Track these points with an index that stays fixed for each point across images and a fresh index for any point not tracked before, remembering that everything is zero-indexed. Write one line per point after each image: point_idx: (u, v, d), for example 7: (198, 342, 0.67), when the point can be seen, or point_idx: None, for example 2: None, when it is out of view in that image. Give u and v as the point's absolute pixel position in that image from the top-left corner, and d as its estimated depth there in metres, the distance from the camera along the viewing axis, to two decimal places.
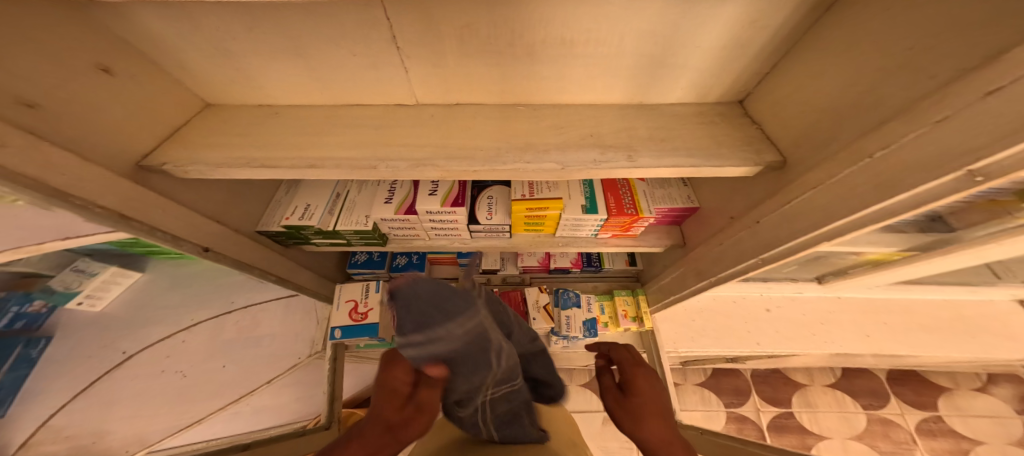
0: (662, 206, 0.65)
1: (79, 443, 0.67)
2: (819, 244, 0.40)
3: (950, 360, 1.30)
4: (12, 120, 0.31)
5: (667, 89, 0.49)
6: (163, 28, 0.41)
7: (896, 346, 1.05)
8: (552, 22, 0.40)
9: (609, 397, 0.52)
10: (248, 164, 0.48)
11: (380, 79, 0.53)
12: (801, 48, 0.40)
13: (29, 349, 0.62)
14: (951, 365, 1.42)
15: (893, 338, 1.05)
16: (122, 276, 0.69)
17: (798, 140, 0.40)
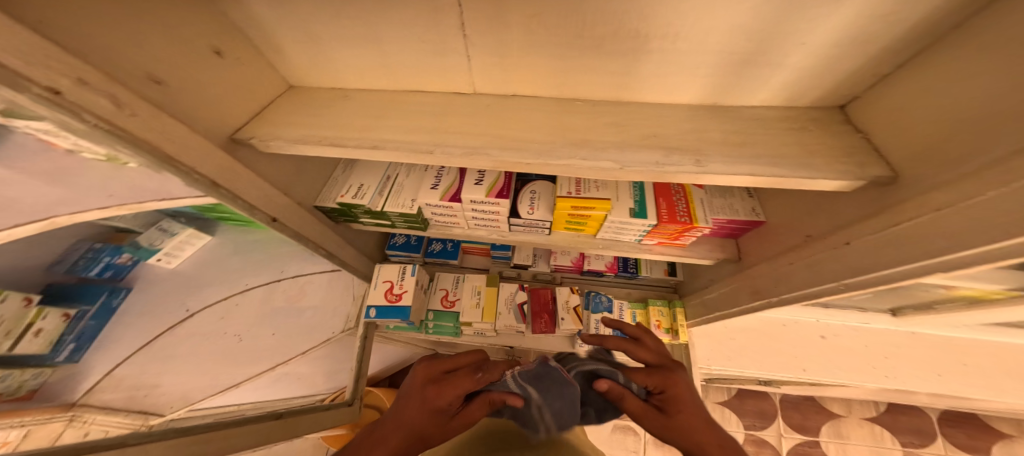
0: (720, 216, 0.60)
1: (137, 399, 0.66)
2: (928, 277, 0.33)
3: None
4: (144, 95, 0.35)
5: (748, 90, 0.45)
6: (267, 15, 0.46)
7: (971, 389, 0.97)
8: (631, 13, 0.37)
9: (636, 406, 0.46)
10: (320, 142, 0.52)
11: (444, 66, 0.54)
12: (947, 44, 0.34)
13: (113, 299, 0.56)
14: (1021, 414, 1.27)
15: (970, 382, 0.96)
16: (195, 238, 0.66)
17: (919, 152, 0.35)
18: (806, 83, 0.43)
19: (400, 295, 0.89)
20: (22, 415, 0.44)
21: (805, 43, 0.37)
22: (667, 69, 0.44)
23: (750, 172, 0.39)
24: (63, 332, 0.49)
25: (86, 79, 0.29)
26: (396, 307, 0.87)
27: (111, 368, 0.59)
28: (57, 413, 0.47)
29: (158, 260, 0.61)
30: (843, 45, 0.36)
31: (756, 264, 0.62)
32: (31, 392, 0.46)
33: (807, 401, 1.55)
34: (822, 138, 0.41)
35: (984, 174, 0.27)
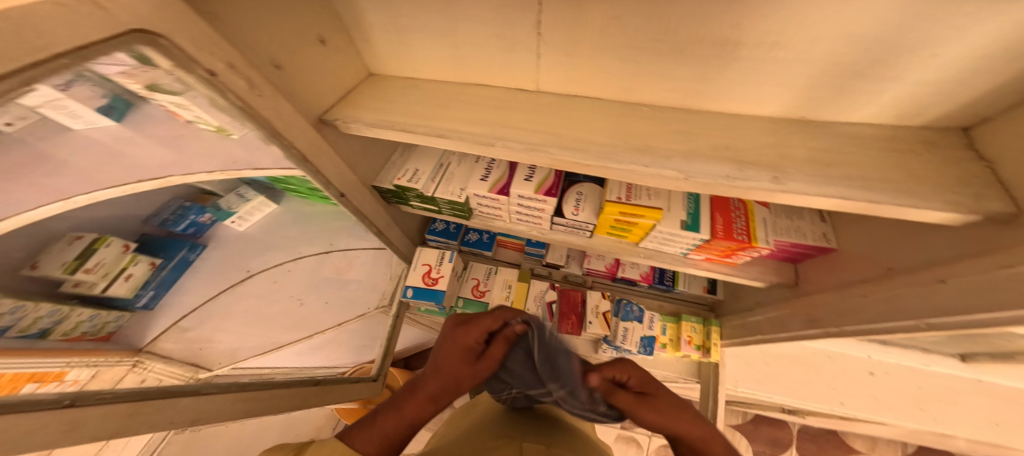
0: (783, 238, 0.57)
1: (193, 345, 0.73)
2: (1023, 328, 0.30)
3: None
4: (268, 78, 0.41)
5: (843, 106, 0.41)
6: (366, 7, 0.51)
7: None
8: (723, 19, 0.36)
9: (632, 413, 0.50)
10: (391, 127, 0.55)
11: (512, 63, 0.56)
12: None
13: (190, 254, 0.73)
14: None
15: None
16: (263, 206, 0.86)
17: None
18: (916, 104, 0.39)
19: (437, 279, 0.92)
20: (105, 353, 0.57)
21: (938, 55, 0.32)
22: (751, 79, 0.42)
23: (836, 195, 0.36)
24: (147, 275, 0.64)
25: (234, 64, 0.35)
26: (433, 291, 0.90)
27: (184, 317, 0.73)
28: (126, 356, 0.60)
29: (232, 221, 0.81)
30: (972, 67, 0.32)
31: (817, 292, 0.58)
32: (109, 334, 0.61)
33: (826, 434, 1.46)
34: (927, 164, 0.37)
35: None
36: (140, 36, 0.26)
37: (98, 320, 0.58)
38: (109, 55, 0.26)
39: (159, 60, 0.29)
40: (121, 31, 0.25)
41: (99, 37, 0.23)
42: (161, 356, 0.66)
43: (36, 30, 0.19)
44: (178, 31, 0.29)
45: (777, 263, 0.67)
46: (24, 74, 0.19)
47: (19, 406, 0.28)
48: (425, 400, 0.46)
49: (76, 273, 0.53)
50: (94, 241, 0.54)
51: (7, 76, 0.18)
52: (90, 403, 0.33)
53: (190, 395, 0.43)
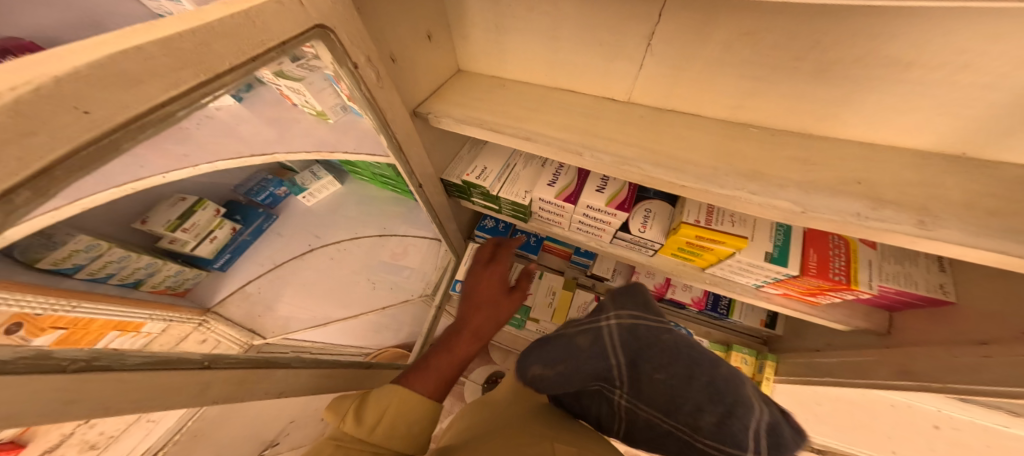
0: (890, 285, 0.52)
1: (251, 312, 0.78)
2: None
3: None
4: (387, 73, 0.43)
5: (1008, 145, 0.37)
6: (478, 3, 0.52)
7: None
8: (887, 37, 0.33)
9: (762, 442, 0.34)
10: (481, 125, 0.55)
11: (610, 72, 0.54)
12: None
13: (263, 223, 0.87)
14: None
15: None
16: (330, 185, 0.96)
17: None
18: None
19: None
20: (178, 309, 0.63)
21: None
22: (903, 105, 0.39)
23: (994, 247, 0.33)
24: (229, 239, 0.77)
25: (372, 58, 0.37)
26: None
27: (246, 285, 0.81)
28: (195, 315, 0.66)
29: (304, 196, 0.93)
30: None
31: (918, 345, 0.53)
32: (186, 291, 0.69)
33: None
34: None
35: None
36: (319, 31, 0.29)
37: (182, 275, 0.66)
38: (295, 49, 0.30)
39: (324, 54, 0.32)
40: (308, 27, 0.28)
41: (294, 33, 0.26)
42: (224, 319, 0.71)
43: (263, 29, 0.23)
44: (342, 26, 0.31)
45: (866, 308, 0.62)
46: (247, 65, 0.23)
47: (175, 363, 0.31)
48: (458, 357, 0.53)
49: (176, 231, 0.64)
50: (195, 204, 0.70)
51: (239, 68, 0.23)
52: (220, 367, 0.36)
53: (282, 368, 0.46)
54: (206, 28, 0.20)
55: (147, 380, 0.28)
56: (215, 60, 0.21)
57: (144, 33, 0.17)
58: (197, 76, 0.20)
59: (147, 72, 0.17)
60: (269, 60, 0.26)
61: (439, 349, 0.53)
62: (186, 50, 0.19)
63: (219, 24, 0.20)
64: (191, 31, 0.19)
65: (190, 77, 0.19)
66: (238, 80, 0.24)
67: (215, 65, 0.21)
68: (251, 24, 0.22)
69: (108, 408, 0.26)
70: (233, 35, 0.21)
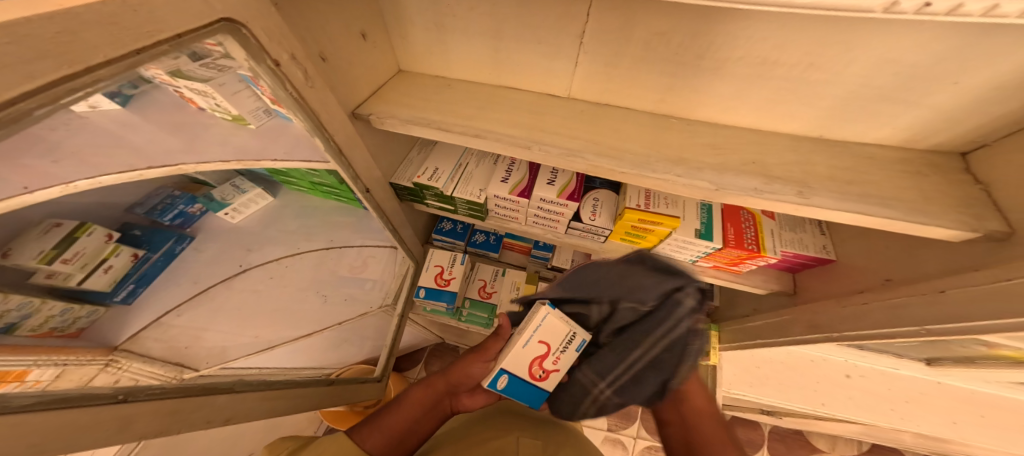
0: (789, 249, 0.62)
1: (176, 345, 0.61)
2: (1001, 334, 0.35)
3: None
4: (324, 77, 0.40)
5: (864, 127, 0.47)
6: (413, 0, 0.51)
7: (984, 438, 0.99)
8: (763, 40, 0.40)
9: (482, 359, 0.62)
10: (428, 125, 0.54)
11: (550, 69, 0.57)
12: None
13: (176, 245, 0.69)
14: None
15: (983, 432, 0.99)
16: (260, 198, 0.86)
17: None
18: (923, 128, 0.44)
19: (547, 374, 0.59)
20: (73, 351, 0.46)
21: (959, 82, 0.37)
22: (782, 99, 0.47)
23: (856, 210, 0.40)
24: (126, 269, 0.58)
25: (296, 55, 0.33)
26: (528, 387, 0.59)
27: (166, 315, 0.63)
28: (99, 355, 0.48)
29: (226, 212, 0.80)
30: (977, 101, 0.38)
31: (816, 300, 0.63)
32: (79, 331, 0.51)
33: (794, 435, 1.62)
34: (938, 186, 0.42)
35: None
36: (224, 25, 0.25)
37: (71, 314, 0.49)
38: (194, 43, 0.26)
39: (232, 49, 0.28)
40: (210, 20, 0.24)
41: (193, 26, 0.23)
42: (139, 356, 0.54)
43: (148, 18, 0.20)
44: (256, 20, 0.27)
45: (778, 272, 0.73)
46: (130, 57, 0.20)
47: (76, 401, 0.26)
48: (434, 392, 0.61)
49: (52, 264, 0.46)
50: (76, 229, 0.51)
51: (120, 60, 0.20)
52: (143, 399, 0.31)
53: (225, 393, 0.41)
54: (65, 14, 0.16)
55: (52, 420, 0.24)
56: (86, 51, 0.18)
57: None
58: (58, 68, 0.17)
59: None
60: (164, 53, 0.23)
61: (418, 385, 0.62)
62: (42, 41, 0.15)
63: (87, 10, 0.17)
64: (45, 17, 0.15)
65: (49, 70, 0.16)
66: (119, 73, 0.21)
67: (86, 55, 0.18)
68: (132, 14, 0.19)
69: None
70: (108, 23, 0.18)
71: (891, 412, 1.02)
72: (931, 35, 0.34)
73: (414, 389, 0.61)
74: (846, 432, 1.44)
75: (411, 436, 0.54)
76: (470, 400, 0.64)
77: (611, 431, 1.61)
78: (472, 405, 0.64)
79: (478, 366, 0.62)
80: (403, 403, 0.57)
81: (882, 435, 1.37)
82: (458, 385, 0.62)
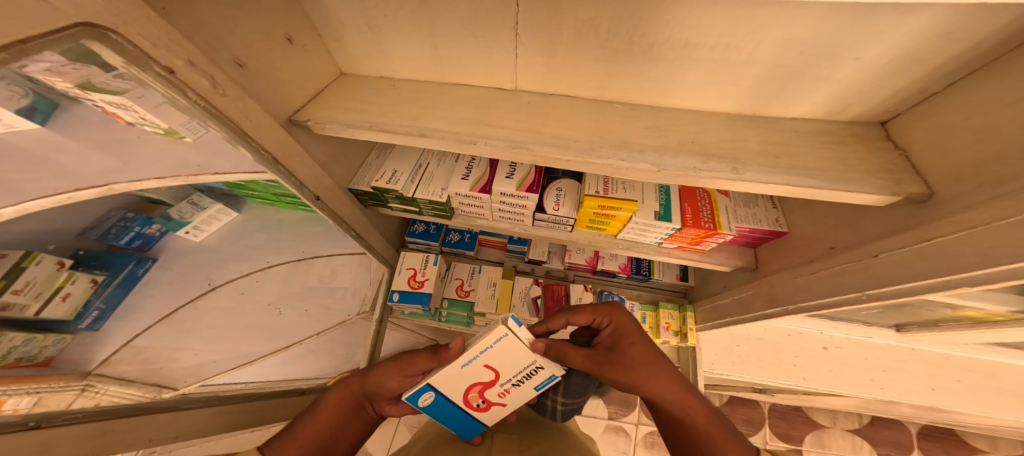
0: (744, 225, 0.63)
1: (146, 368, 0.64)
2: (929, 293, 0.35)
3: (1001, 423, 1.24)
4: (242, 84, 0.40)
5: (793, 101, 0.47)
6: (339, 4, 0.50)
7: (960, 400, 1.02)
8: (681, 22, 0.40)
9: (401, 370, 0.51)
10: (369, 127, 0.54)
11: (491, 63, 0.56)
12: (983, 77, 0.35)
13: (137, 268, 0.63)
14: (994, 427, 1.36)
15: (959, 395, 1.02)
16: (223, 213, 0.74)
17: (960, 175, 0.35)
18: (848, 97, 0.44)
19: (489, 405, 0.53)
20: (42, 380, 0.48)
21: (860, 58, 0.39)
22: (712, 79, 0.47)
23: (786, 181, 0.42)
24: (88, 295, 0.54)
25: (195, 62, 0.32)
26: (462, 413, 0.53)
27: (136, 337, 0.63)
28: (74, 381, 0.52)
29: (186, 232, 0.69)
30: (884, 72, 0.40)
31: (773, 273, 0.63)
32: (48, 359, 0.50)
33: (793, 411, 1.64)
34: (863, 156, 0.43)
35: (1004, 201, 0.29)
36: (86, 29, 0.23)
37: (35, 344, 0.48)
38: (49, 51, 0.23)
39: (108, 55, 0.26)
40: (64, 24, 0.22)
41: (41, 31, 0.21)
42: (115, 379, 0.58)
43: None
44: (129, 25, 0.26)
45: (742, 249, 0.74)
46: None
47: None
48: (353, 394, 0.52)
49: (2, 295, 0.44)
50: (23, 258, 0.45)
51: None
52: (58, 424, 0.30)
53: (167, 411, 0.42)
54: None
55: None
56: None
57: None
58: None
59: None
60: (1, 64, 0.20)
61: (338, 385, 0.53)
62: None
63: None
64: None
65: None
66: None
67: None
68: None
69: None
70: None
71: (872, 383, 1.05)
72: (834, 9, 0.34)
73: (334, 389, 0.52)
74: (839, 404, 1.46)
75: (334, 442, 0.48)
76: (391, 409, 0.53)
77: (610, 419, 1.62)
78: (396, 412, 0.54)
79: (398, 379, 0.51)
80: (320, 408, 0.49)
81: (876, 405, 1.38)
82: (376, 394, 0.52)
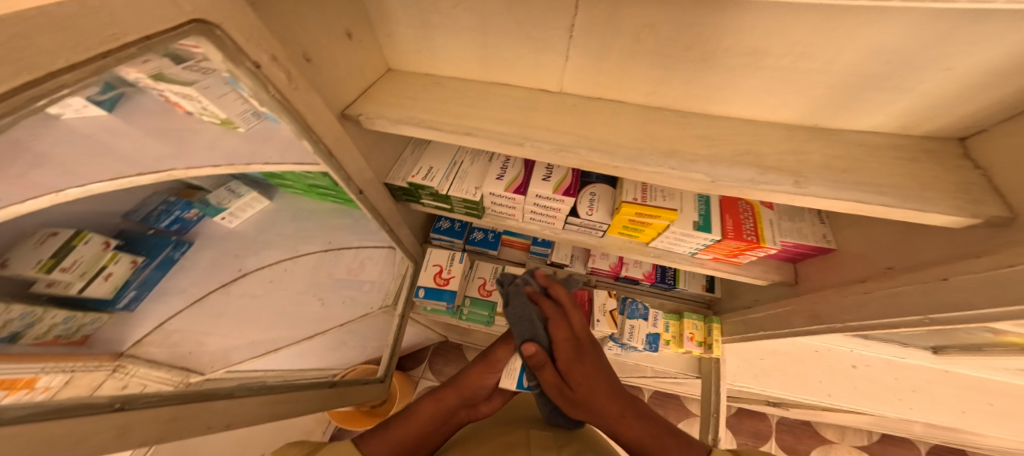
0: (789, 239, 0.62)
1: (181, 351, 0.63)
2: (1002, 320, 0.34)
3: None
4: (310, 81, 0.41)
5: (857, 113, 0.46)
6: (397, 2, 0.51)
7: (991, 427, 0.96)
8: (752, 31, 0.39)
9: (495, 362, 0.75)
10: (419, 124, 0.54)
11: (539, 65, 0.55)
12: None
13: (174, 252, 0.63)
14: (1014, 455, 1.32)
15: (992, 421, 0.95)
16: (256, 202, 0.78)
17: None
18: (920, 111, 0.43)
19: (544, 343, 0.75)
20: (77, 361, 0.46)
21: (950, 69, 0.37)
22: (772, 88, 0.46)
23: (853, 197, 0.41)
24: (128, 275, 0.55)
25: (278, 56, 0.34)
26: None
27: (169, 320, 0.62)
28: (106, 362, 0.50)
29: (222, 218, 0.72)
30: (965, 86, 0.39)
31: (816, 290, 0.62)
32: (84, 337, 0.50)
33: (803, 426, 1.61)
34: (932, 174, 0.42)
35: None
36: (198, 26, 0.25)
37: (75, 322, 0.47)
38: (165, 47, 0.25)
39: (210, 51, 0.28)
40: (181, 22, 0.24)
41: (162, 28, 0.23)
42: (144, 361, 0.56)
43: (110, 20, 0.19)
44: (229, 22, 0.27)
45: (779, 262, 0.72)
46: (96, 62, 0.20)
47: (71, 411, 0.30)
48: (444, 406, 0.63)
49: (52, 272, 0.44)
50: (74, 236, 0.46)
51: (83, 67, 0.19)
52: (137, 407, 0.35)
53: (223, 399, 0.45)
54: (20, 18, 0.15)
55: None
56: (43, 55, 0.17)
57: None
58: (16, 75, 0.16)
59: None
60: (130, 58, 0.22)
61: (427, 397, 0.64)
62: None
63: (42, 12, 0.16)
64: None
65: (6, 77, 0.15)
66: (84, 80, 0.20)
67: (44, 62, 0.17)
68: (93, 16, 0.18)
69: None
70: (64, 27, 0.17)
71: (900, 403, 0.99)
72: (923, 21, 0.33)
73: (422, 401, 0.62)
74: (853, 422, 1.43)
75: (423, 445, 0.58)
76: (486, 407, 0.74)
77: None
78: (488, 410, 0.74)
79: (488, 376, 0.73)
80: (415, 413, 0.59)
81: (892, 425, 1.35)
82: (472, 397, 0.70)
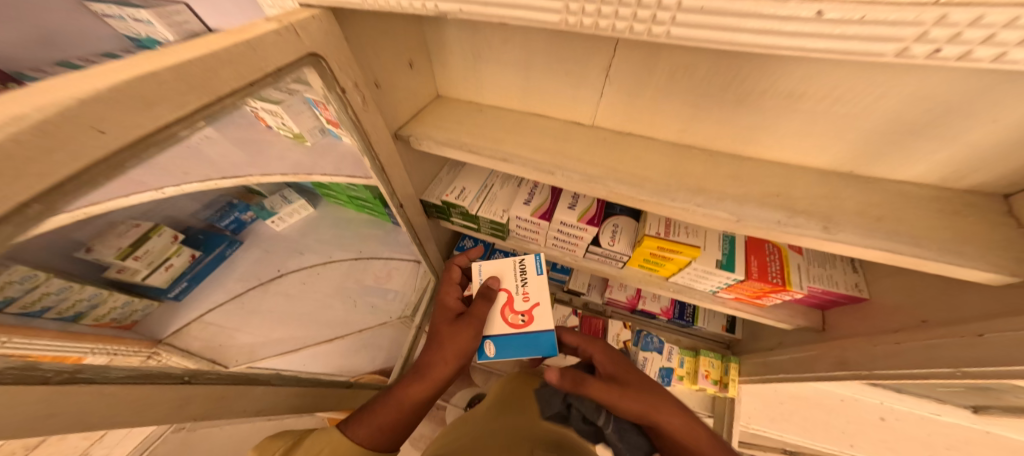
0: (817, 285, 0.61)
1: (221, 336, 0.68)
2: None
3: None
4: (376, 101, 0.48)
5: (887, 159, 0.48)
6: (456, 37, 0.58)
7: None
8: (783, 76, 0.43)
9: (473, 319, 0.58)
10: (460, 147, 0.59)
11: (574, 98, 0.60)
12: None
13: (226, 248, 0.79)
14: None
15: None
16: (304, 209, 0.94)
17: None
18: (952, 161, 0.44)
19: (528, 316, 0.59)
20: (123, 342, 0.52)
21: (994, 120, 0.38)
22: (802, 129, 0.48)
23: (884, 246, 0.41)
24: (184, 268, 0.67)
25: (358, 84, 0.40)
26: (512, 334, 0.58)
27: None
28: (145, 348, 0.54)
29: (272, 220, 0.89)
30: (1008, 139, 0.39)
31: (846, 337, 0.60)
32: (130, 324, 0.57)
33: None
34: (964, 225, 0.42)
35: None
36: (311, 59, 0.32)
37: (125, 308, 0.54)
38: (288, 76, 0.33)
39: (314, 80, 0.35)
40: (300, 56, 0.31)
41: (290, 61, 0.30)
42: (178, 351, 0.59)
43: (261, 57, 0.26)
44: (331, 56, 0.35)
45: (806, 308, 0.71)
46: (246, 88, 0.26)
47: (156, 377, 0.34)
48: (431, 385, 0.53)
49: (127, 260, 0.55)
50: (150, 230, 0.59)
51: (240, 91, 0.25)
52: (201, 382, 0.39)
53: (264, 386, 0.48)
54: (211, 57, 0.22)
55: None
56: (217, 84, 0.23)
57: (160, 58, 0.20)
58: (200, 98, 0.22)
59: (159, 95, 0.19)
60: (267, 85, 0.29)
61: (415, 378, 0.54)
62: (193, 77, 0.21)
63: (224, 53, 0.23)
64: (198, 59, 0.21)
65: (195, 99, 0.22)
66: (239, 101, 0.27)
67: (216, 88, 0.23)
68: (252, 54, 0.25)
69: (79, 422, 0.27)
70: (233, 63, 0.24)
71: None
72: (952, 72, 0.35)
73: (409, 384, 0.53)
74: None
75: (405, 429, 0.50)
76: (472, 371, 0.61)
77: None
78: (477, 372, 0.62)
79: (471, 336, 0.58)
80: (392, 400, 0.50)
81: None
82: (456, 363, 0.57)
